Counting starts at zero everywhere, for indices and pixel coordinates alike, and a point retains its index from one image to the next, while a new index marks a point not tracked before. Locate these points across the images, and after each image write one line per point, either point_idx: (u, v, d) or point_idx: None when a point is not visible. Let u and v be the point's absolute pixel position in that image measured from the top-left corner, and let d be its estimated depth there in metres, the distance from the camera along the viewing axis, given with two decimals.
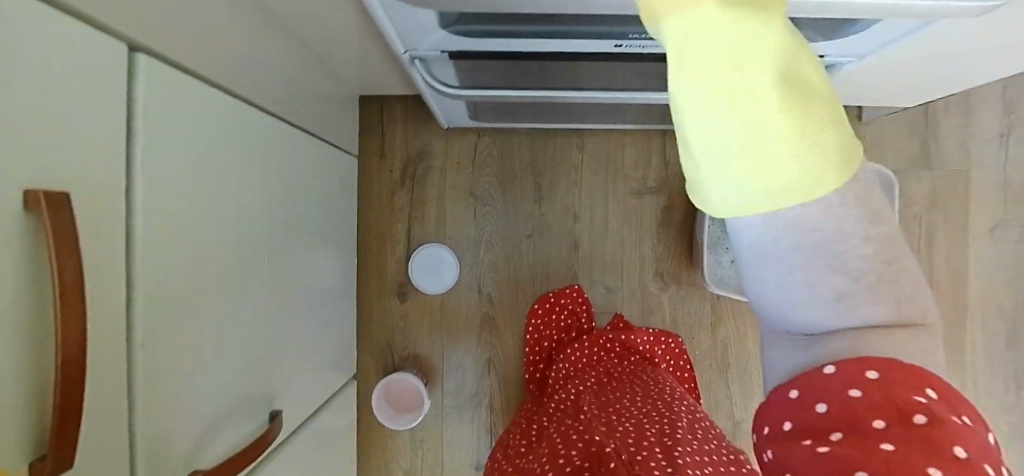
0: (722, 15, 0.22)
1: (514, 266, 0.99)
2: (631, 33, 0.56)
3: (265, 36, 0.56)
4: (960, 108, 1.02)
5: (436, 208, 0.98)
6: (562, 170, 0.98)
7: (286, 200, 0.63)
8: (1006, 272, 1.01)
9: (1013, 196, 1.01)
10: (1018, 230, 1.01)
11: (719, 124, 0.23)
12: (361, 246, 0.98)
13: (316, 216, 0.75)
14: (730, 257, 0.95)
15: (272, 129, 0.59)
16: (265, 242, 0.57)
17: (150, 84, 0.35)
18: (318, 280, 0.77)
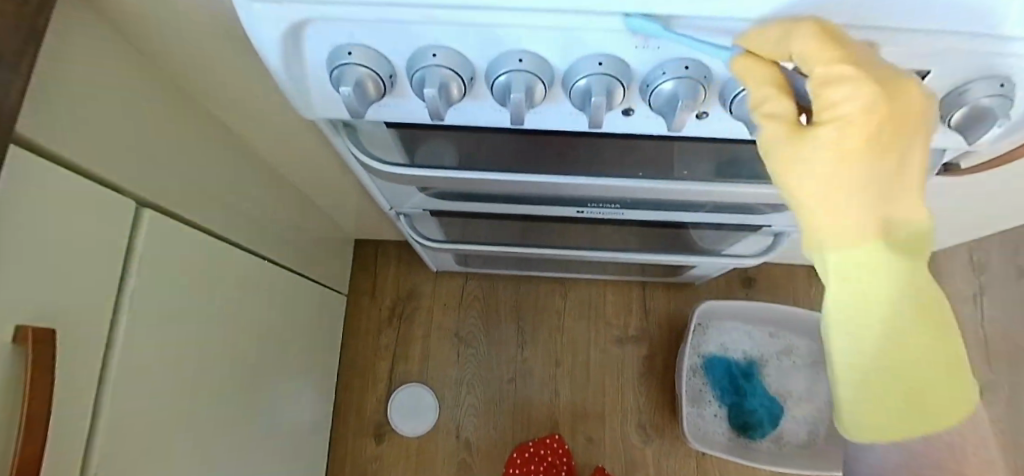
0: (887, 259, 0.25)
1: (494, 411, 0.98)
2: (590, 202, 0.63)
3: (260, 193, 0.64)
4: (931, 269, 1.03)
5: (420, 347, 1.00)
6: (545, 316, 1.02)
7: (261, 336, 0.67)
8: (1003, 437, 0.97)
9: (997, 356, 1.00)
10: (1007, 392, 0.99)
11: (900, 340, 0.26)
12: (343, 382, 0.99)
13: (292, 351, 0.78)
14: (713, 411, 0.98)
15: (259, 272, 0.65)
16: (230, 373, 0.61)
17: (146, 233, 0.43)
18: (289, 416, 0.78)
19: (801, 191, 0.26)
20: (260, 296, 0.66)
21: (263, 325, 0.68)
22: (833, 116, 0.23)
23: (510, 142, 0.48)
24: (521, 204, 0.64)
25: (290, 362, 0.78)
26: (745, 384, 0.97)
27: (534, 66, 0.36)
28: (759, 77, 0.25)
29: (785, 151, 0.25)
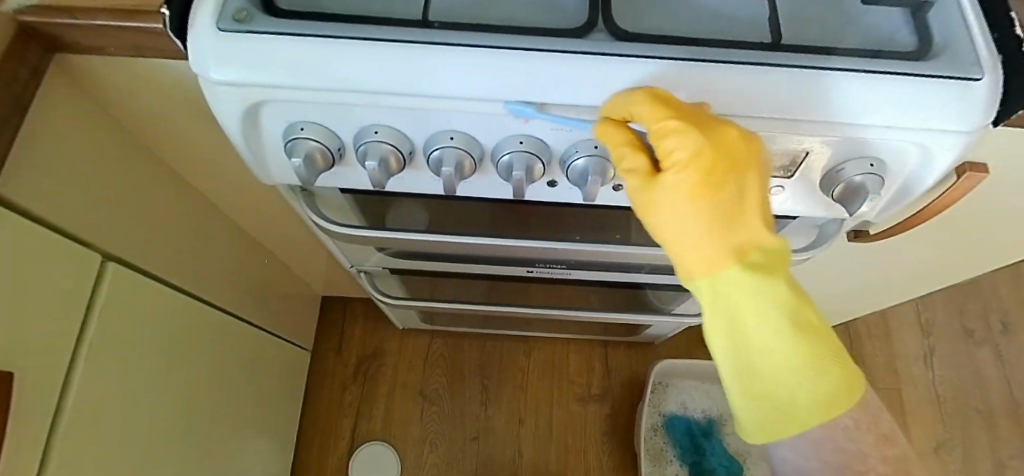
0: (751, 285, 0.31)
1: (456, 470, 0.98)
2: (539, 264, 0.68)
3: (227, 251, 0.68)
4: (881, 330, 1.07)
5: (383, 404, 1.01)
6: (508, 374, 1.05)
7: (219, 388, 0.69)
8: None
9: (949, 415, 1.03)
10: (961, 452, 1.00)
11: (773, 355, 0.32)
12: (302, 440, 0.98)
13: (251, 405, 0.78)
14: (675, 471, 0.99)
15: (222, 324, 0.68)
16: (184, 423, 0.61)
17: (110, 286, 0.46)
18: (244, 473, 0.78)
19: (670, 233, 0.32)
20: (221, 351, 0.68)
21: (224, 377, 0.70)
22: (671, 161, 0.30)
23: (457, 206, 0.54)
24: (474, 264, 0.68)
25: (248, 417, 0.78)
26: (704, 442, 0.99)
27: (462, 144, 0.41)
28: (613, 137, 0.31)
29: (643, 198, 0.32)
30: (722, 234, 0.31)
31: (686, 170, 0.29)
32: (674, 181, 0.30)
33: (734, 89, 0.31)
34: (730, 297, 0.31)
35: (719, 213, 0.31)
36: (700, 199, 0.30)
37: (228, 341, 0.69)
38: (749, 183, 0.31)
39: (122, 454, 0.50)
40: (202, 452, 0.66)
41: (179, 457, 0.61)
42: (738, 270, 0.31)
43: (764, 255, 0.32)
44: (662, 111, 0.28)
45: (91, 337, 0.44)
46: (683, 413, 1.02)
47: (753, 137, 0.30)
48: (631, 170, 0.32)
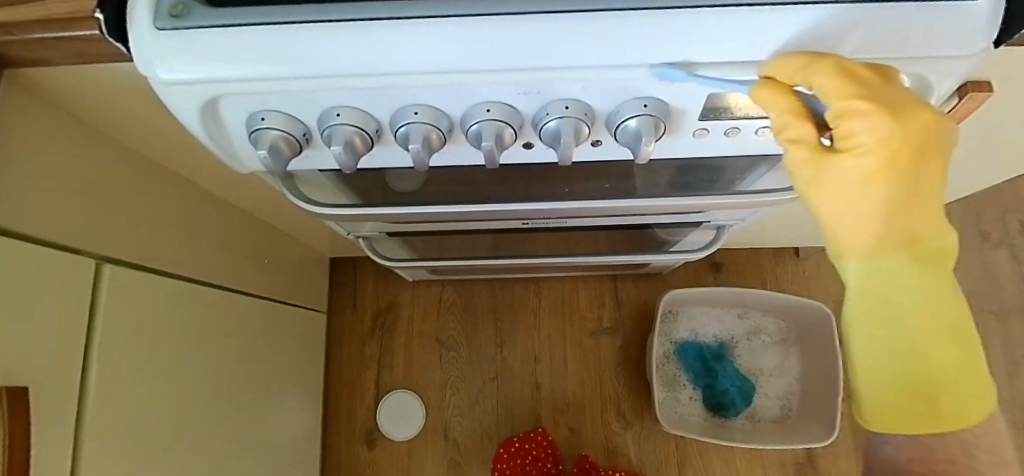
0: (869, 267, 0.29)
1: (478, 409, 1.03)
2: (534, 218, 0.67)
3: (224, 232, 0.69)
4: None
5: (402, 355, 1.05)
6: (520, 315, 1.07)
7: (238, 360, 0.73)
8: None
9: None
10: None
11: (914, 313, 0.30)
12: (332, 393, 1.04)
13: (274, 370, 0.83)
14: (689, 394, 1.03)
15: (231, 302, 0.70)
16: (209, 397, 0.65)
17: (109, 287, 0.48)
18: (278, 430, 0.84)
19: (833, 217, 0.29)
20: (236, 327, 0.71)
21: (242, 349, 0.73)
22: (851, 144, 0.26)
23: (438, 175, 0.52)
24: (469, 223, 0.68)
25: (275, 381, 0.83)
26: (716, 365, 1.02)
27: (428, 117, 0.39)
28: (778, 107, 0.27)
29: (811, 174, 0.28)
30: (903, 227, 0.28)
31: (876, 152, 0.25)
32: (851, 165, 0.26)
33: (866, 35, 0.27)
34: (881, 285, 0.30)
35: (898, 202, 0.27)
36: (893, 200, 0.27)
37: (239, 318, 0.72)
38: (932, 173, 0.27)
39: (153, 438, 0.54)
40: (235, 422, 0.71)
41: (211, 427, 0.65)
42: (905, 260, 0.29)
43: (928, 249, 0.30)
44: (854, 88, 0.24)
45: (99, 337, 0.47)
46: (694, 340, 1.04)
47: (938, 114, 0.25)
48: (796, 141, 0.27)
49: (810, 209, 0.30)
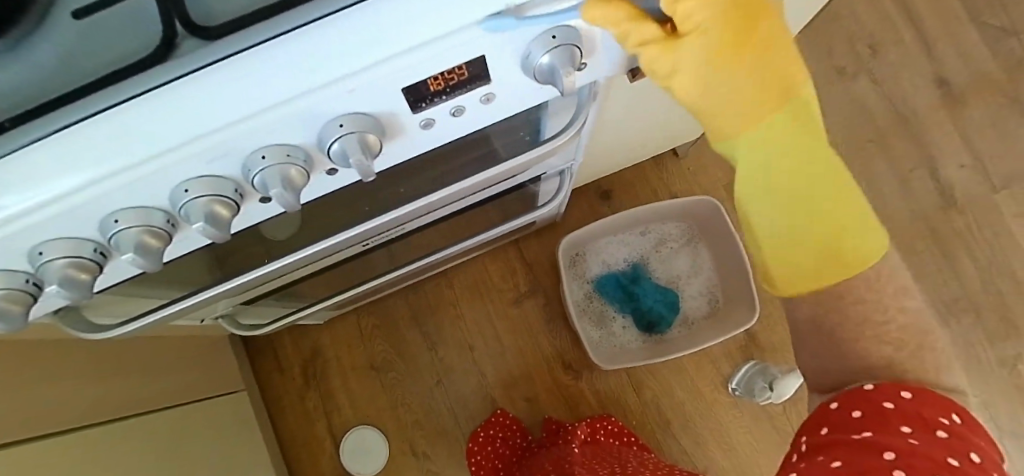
0: (757, 133, 0.33)
1: (436, 415, 1.05)
2: (367, 238, 0.69)
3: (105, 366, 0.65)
4: None
5: (344, 394, 1.05)
6: (442, 311, 1.08)
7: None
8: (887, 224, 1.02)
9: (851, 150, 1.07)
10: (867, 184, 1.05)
11: (781, 176, 0.33)
12: (292, 459, 1.03)
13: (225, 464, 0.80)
14: (620, 323, 1.06)
15: (144, 427, 0.67)
16: None
17: None
18: None
19: (691, 94, 0.33)
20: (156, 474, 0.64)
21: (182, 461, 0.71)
22: (690, 25, 0.29)
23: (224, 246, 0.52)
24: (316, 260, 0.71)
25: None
26: (634, 288, 1.04)
27: (133, 220, 0.36)
28: (609, 16, 0.30)
29: (664, 64, 0.32)
30: (759, 92, 0.31)
31: (710, 33, 0.29)
32: (694, 46, 0.30)
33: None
34: (761, 150, 0.33)
35: (749, 73, 0.31)
36: (731, 63, 0.30)
37: (161, 439, 0.68)
38: (775, 30, 0.31)
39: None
40: None
41: None
42: (779, 121, 0.32)
43: (804, 107, 0.32)
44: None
45: None
46: (609, 271, 1.07)
47: None
48: (646, 42, 0.31)
49: (688, 107, 0.34)
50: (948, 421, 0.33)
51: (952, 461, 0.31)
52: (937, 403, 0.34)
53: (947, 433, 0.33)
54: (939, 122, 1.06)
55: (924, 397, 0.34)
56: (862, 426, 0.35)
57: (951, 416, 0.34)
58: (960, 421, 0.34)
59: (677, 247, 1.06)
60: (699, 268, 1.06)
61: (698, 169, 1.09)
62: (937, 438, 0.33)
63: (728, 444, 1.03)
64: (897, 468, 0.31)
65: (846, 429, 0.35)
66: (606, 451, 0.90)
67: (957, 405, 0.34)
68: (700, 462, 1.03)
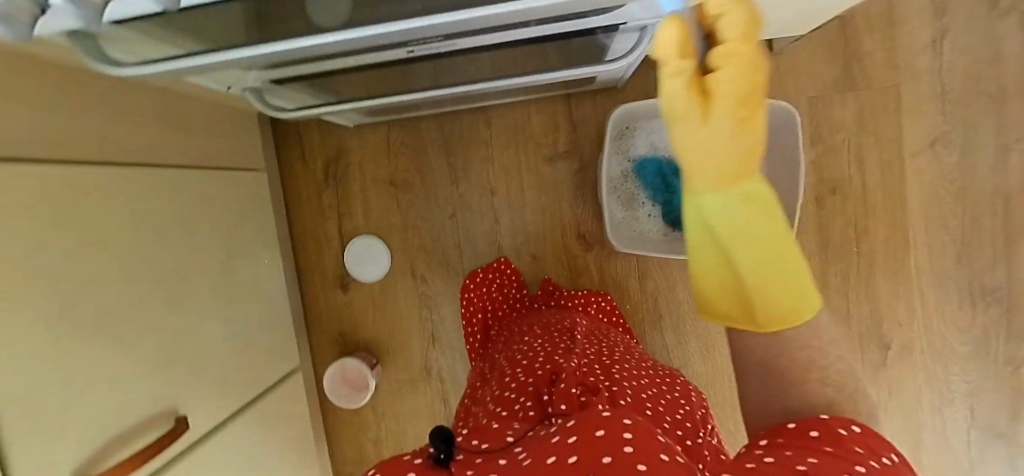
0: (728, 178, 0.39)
1: (442, 245, 1.07)
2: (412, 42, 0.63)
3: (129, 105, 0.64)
4: (885, 22, 1.03)
5: (360, 201, 1.07)
6: (473, 148, 1.04)
7: (193, 231, 0.73)
8: (949, 189, 1.05)
9: (950, 105, 1.04)
10: (959, 145, 1.04)
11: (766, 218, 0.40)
12: (299, 246, 1.09)
13: (232, 235, 0.84)
14: (648, 211, 1.02)
15: (165, 179, 0.68)
16: (169, 272, 0.66)
17: None
18: (259, 288, 0.91)
19: None
20: (156, 216, 0.65)
21: (193, 218, 0.73)
22: None
23: None
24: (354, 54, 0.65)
25: (238, 247, 0.85)
26: (674, 179, 0.97)
27: None
28: None
29: None
30: None
31: None
32: None
33: None
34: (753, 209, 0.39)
35: None
36: None
37: (180, 193, 0.70)
38: None
39: (63, 372, 0.49)
40: (200, 292, 0.73)
41: (181, 299, 0.68)
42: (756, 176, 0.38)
43: None
44: None
45: None
46: (654, 154, 1.00)
47: None
48: None
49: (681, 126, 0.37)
50: (890, 461, 0.41)
51: (879, 463, 0.40)
52: (879, 440, 0.44)
53: (888, 462, 0.41)
54: None
55: (870, 434, 0.44)
56: (814, 446, 0.42)
57: (886, 455, 0.42)
58: (893, 461, 0.42)
59: None
60: None
61: (791, 72, 1.04)
62: (884, 463, 0.41)
63: (709, 352, 1.06)
64: (855, 473, 0.38)
65: (810, 444, 0.42)
66: (601, 329, 0.90)
67: (895, 446, 0.44)
68: (676, 361, 1.07)
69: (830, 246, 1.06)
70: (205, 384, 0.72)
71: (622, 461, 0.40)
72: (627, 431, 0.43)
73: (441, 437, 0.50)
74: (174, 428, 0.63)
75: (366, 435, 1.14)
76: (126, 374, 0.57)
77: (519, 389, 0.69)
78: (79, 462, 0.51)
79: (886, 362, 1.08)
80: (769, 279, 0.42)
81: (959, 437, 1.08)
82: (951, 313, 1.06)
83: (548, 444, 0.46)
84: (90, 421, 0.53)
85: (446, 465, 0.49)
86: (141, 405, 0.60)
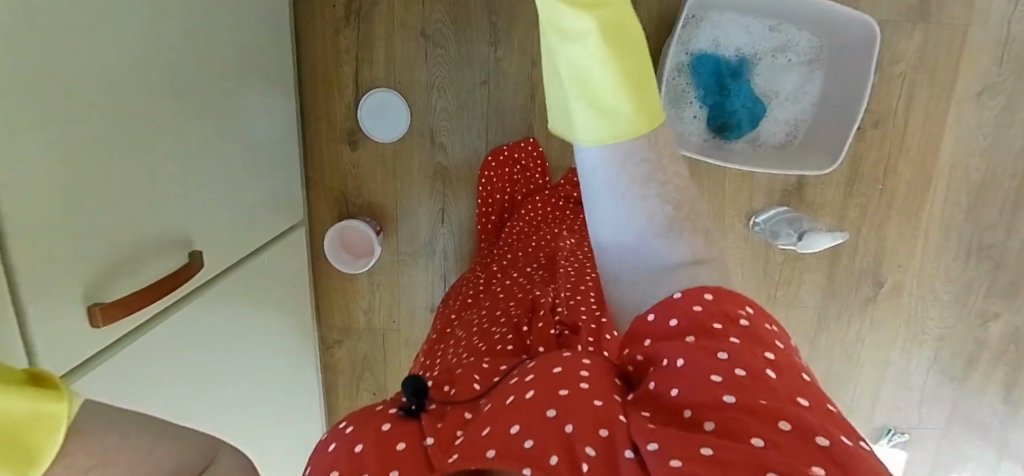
0: (592, 34, 0.47)
1: (469, 115, 0.99)
2: None
3: None
4: None
5: (384, 49, 0.95)
6: (521, 9, 0.94)
7: (212, 34, 0.61)
8: (984, 142, 1.02)
9: (1011, 56, 0.99)
10: (1005, 96, 1.00)
11: (582, 62, 0.48)
12: (307, 91, 0.97)
13: (249, 56, 0.72)
14: (693, 113, 0.98)
15: None
16: (184, 75, 0.55)
17: None
18: (268, 126, 0.80)
19: None
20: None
21: (213, 18, 0.61)
22: None
23: None
24: None
25: (252, 70, 0.73)
26: (730, 82, 0.95)
27: None
28: None
29: None
30: None
31: None
32: None
33: None
34: (618, 46, 0.48)
35: None
36: None
37: None
38: None
39: (84, 150, 0.42)
40: (214, 108, 0.62)
41: (195, 111, 0.58)
42: (615, 8, 0.49)
43: None
44: None
45: None
46: (713, 51, 0.95)
47: None
48: None
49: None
50: (747, 314, 0.38)
51: (767, 355, 0.34)
52: (737, 299, 0.39)
53: (748, 323, 0.37)
54: None
55: (722, 298, 0.38)
56: (680, 334, 0.36)
57: (745, 308, 0.38)
58: (752, 312, 0.38)
59: (792, 63, 0.96)
60: (804, 95, 0.96)
61: None
62: (743, 326, 0.36)
63: None
64: (736, 367, 0.32)
65: (670, 341, 0.36)
66: None
67: (748, 298, 0.39)
68: None
69: (858, 179, 1.06)
70: (221, 211, 0.65)
71: (578, 394, 0.33)
72: (585, 367, 0.37)
73: (411, 388, 0.40)
74: (189, 262, 0.55)
75: (356, 304, 1.10)
76: (150, 174, 0.50)
77: (496, 319, 0.60)
78: (92, 272, 0.43)
79: (876, 299, 1.12)
80: (606, 123, 0.48)
81: (917, 375, 1.15)
82: (947, 265, 1.09)
83: (510, 386, 0.39)
84: (114, 221, 0.46)
85: (417, 419, 0.39)
86: (156, 224, 0.52)
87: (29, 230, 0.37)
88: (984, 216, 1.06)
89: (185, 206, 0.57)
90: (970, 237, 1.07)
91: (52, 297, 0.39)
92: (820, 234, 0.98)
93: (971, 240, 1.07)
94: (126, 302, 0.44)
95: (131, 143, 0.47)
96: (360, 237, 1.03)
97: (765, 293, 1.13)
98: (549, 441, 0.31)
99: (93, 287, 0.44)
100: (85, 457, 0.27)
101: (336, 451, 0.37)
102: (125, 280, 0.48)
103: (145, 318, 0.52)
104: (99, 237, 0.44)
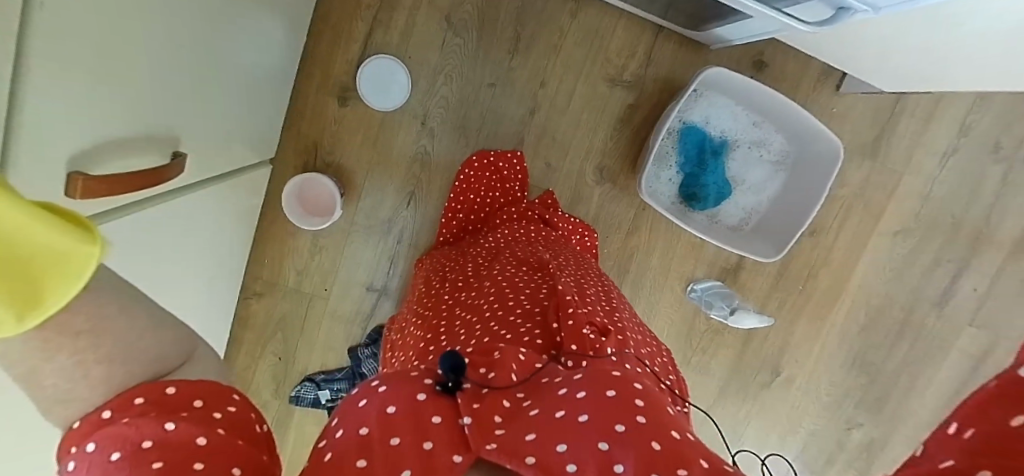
0: None
1: (466, 111, 0.99)
2: None
3: None
4: (926, 113, 1.11)
5: (405, 20, 0.94)
6: (547, 30, 0.98)
7: None
8: (889, 273, 1.17)
9: (926, 211, 1.15)
10: (915, 240, 1.16)
11: None
12: (314, 33, 0.94)
13: None
14: (669, 175, 1.05)
15: None
16: None
17: None
18: (274, 57, 0.76)
19: None
20: None
21: None
22: None
23: None
24: None
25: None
26: (709, 158, 1.02)
27: None
28: None
29: None
30: None
31: None
32: None
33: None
34: None
35: None
36: None
37: None
38: None
39: (125, 14, 0.37)
40: (241, 16, 0.58)
41: (224, 16, 0.54)
42: None
43: None
44: None
45: None
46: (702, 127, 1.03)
47: None
48: None
49: None
50: None
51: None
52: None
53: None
54: (1000, 249, 1.15)
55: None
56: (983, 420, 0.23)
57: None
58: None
59: (763, 159, 1.05)
60: (765, 189, 1.06)
61: (838, 115, 1.10)
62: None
63: (649, 317, 1.17)
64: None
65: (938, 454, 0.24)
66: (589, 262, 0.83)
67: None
68: None
69: (784, 276, 1.18)
70: (211, 127, 0.60)
71: (635, 432, 0.35)
72: (638, 398, 0.38)
73: (449, 364, 0.39)
74: (170, 163, 0.49)
75: (291, 261, 1.04)
76: (168, 64, 0.46)
77: (513, 308, 0.58)
78: (86, 145, 0.38)
79: (770, 385, 1.23)
80: None
81: (784, 463, 1.27)
82: (833, 371, 1.22)
83: (552, 394, 0.40)
84: (123, 106, 0.41)
85: (451, 396, 0.38)
86: (156, 119, 0.47)
87: (51, 81, 0.31)
88: (873, 337, 1.20)
89: (184, 110, 0.52)
90: (856, 353, 1.21)
91: (56, 161, 0.34)
92: (748, 313, 1.09)
93: (857, 355, 1.21)
94: (109, 185, 0.38)
95: (163, 28, 0.43)
96: (321, 194, 0.99)
97: (681, 355, 1.21)
98: (592, 466, 0.34)
99: (87, 155, 0.38)
100: (81, 319, 0.25)
101: (369, 406, 0.36)
102: (115, 158, 0.42)
103: (116, 207, 0.45)
104: (109, 113, 0.40)
